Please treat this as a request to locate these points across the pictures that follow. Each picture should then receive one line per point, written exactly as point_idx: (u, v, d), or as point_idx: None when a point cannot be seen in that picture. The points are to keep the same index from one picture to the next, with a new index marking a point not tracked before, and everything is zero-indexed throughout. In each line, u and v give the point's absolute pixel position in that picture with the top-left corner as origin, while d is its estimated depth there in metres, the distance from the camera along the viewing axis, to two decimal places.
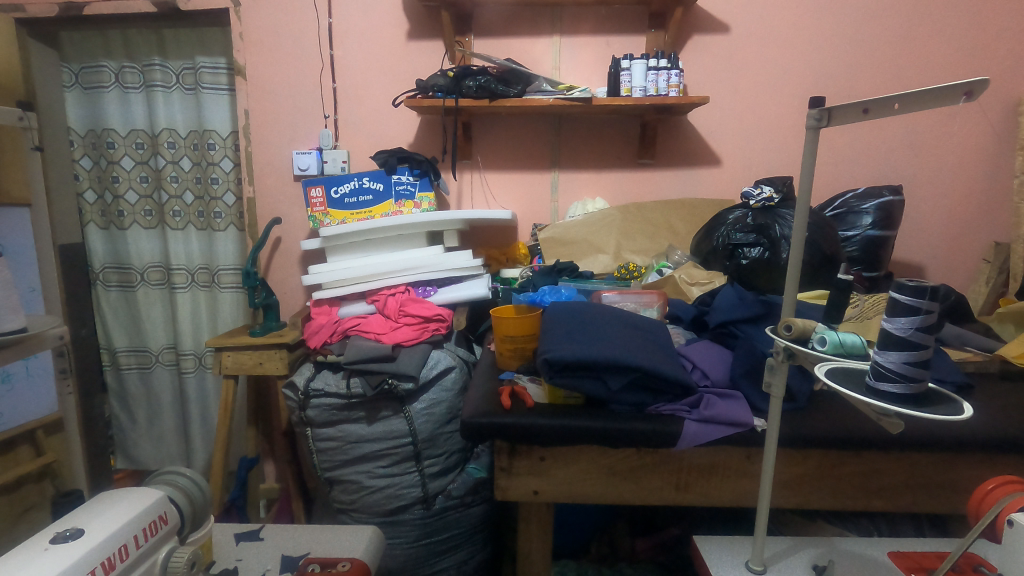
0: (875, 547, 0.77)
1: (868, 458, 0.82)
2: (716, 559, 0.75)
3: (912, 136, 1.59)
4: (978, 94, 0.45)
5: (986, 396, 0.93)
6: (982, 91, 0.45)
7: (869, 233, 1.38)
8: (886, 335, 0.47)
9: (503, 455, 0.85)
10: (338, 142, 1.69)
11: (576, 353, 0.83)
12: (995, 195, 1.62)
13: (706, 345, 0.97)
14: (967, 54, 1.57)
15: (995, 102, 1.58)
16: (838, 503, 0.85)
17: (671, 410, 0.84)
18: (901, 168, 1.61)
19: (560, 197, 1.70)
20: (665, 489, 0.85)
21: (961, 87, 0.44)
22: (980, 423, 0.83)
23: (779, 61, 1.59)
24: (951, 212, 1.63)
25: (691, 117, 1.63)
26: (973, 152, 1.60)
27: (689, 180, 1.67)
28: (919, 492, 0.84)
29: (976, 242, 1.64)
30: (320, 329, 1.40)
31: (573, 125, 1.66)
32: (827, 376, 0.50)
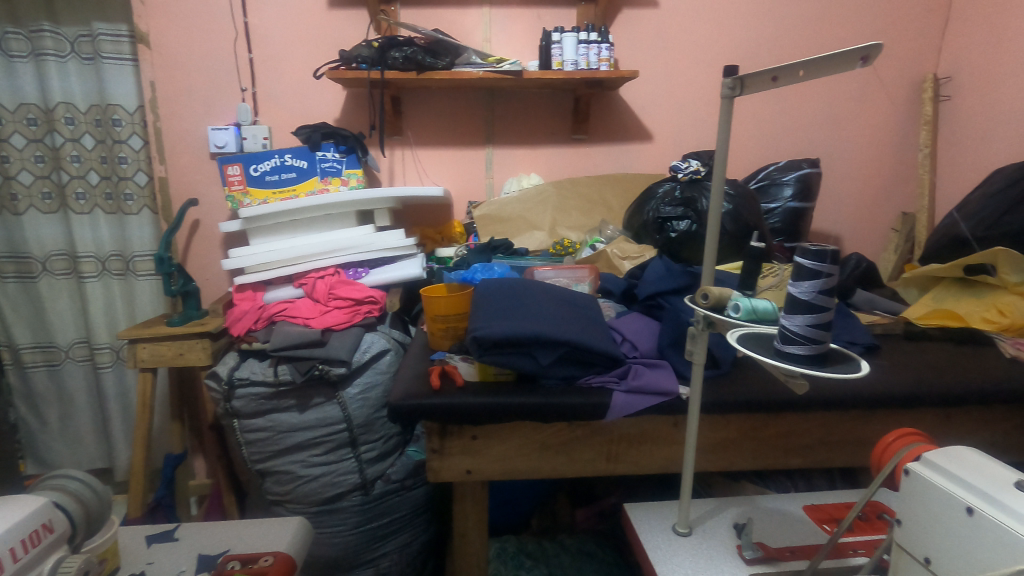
0: (792, 501, 0.82)
1: (785, 420, 0.86)
2: (646, 523, 0.78)
3: (828, 111, 1.66)
4: (874, 59, 0.45)
5: (891, 356, 0.99)
6: (877, 56, 0.45)
7: (789, 205, 1.44)
8: (792, 298, 0.48)
9: (434, 436, 0.84)
10: (258, 117, 1.59)
11: (505, 330, 0.82)
12: (902, 168, 1.72)
13: (634, 317, 0.98)
14: (879, 32, 1.64)
15: (903, 78, 1.67)
16: (760, 463, 0.89)
17: (600, 382, 0.85)
18: (818, 142, 1.68)
19: (495, 174, 1.68)
20: (596, 460, 0.86)
21: (858, 52, 0.44)
22: (884, 381, 0.88)
23: (705, 37, 1.62)
24: (864, 184, 1.72)
25: (624, 91, 1.63)
26: (882, 129, 1.69)
27: (622, 155, 1.68)
28: (832, 448, 0.89)
29: (886, 212, 1.75)
30: (243, 316, 1.34)
31: (506, 99, 1.63)
32: (740, 342, 0.51)
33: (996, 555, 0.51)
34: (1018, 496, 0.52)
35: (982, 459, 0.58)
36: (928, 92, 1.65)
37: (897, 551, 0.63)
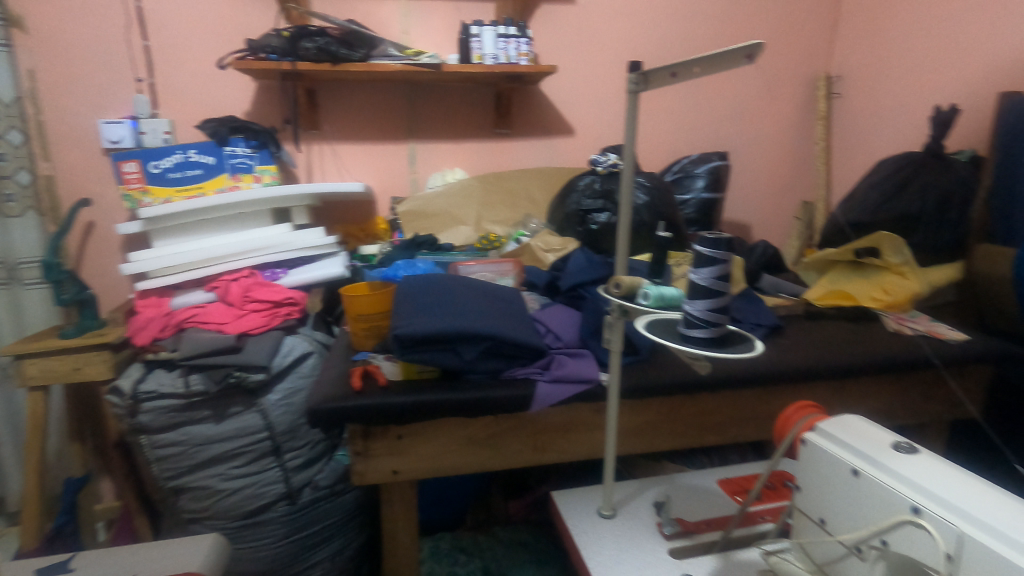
0: (708, 477, 0.86)
1: (700, 400, 0.91)
2: (572, 509, 0.80)
3: (735, 107, 1.76)
4: (758, 57, 0.48)
5: (793, 335, 1.07)
6: (760, 55, 0.47)
7: (702, 195, 1.51)
8: (693, 284, 0.50)
9: (357, 439, 0.81)
10: (157, 110, 1.48)
11: (426, 327, 0.81)
12: (801, 160, 1.85)
13: (558, 308, 1.00)
14: (778, 32, 1.75)
15: (800, 77, 1.79)
16: (679, 442, 0.93)
17: (524, 374, 0.86)
18: (727, 136, 1.78)
19: (418, 168, 1.65)
20: (523, 451, 0.87)
21: (742, 50, 0.47)
22: (787, 358, 0.95)
23: (620, 34, 1.66)
24: (769, 176, 1.84)
25: (545, 86, 1.65)
26: (783, 124, 1.82)
27: (545, 149, 1.71)
28: (743, 424, 0.94)
29: (788, 201, 1.88)
30: (148, 324, 1.22)
31: (427, 93, 1.60)
32: (647, 329, 0.53)
33: (878, 511, 0.56)
34: (895, 456, 0.57)
35: (866, 426, 0.64)
36: (821, 90, 1.78)
37: (797, 516, 0.68)
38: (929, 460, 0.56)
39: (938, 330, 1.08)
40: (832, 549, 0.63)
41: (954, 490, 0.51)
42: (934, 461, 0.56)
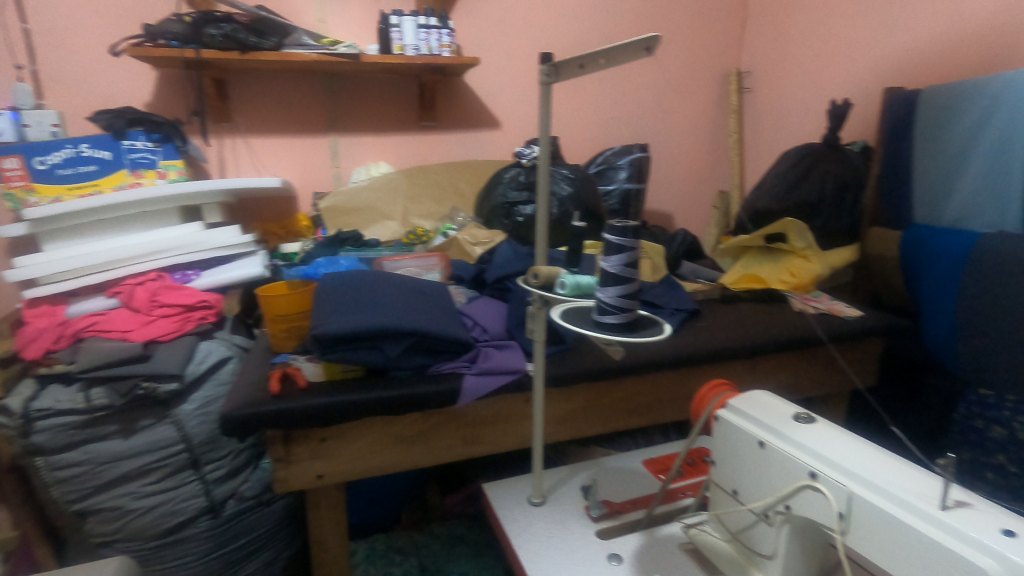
0: (634, 458, 0.90)
1: (624, 385, 0.94)
2: (503, 499, 0.80)
3: (654, 101, 1.82)
4: (656, 49, 0.49)
5: (710, 318, 1.13)
6: (658, 46, 0.49)
7: (625, 186, 1.55)
8: (604, 272, 0.51)
9: (278, 444, 0.78)
10: (41, 100, 1.34)
11: (347, 325, 0.78)
12: (716, 152, 1.94)
13: (485, 302, 1.00)
14: (693, 28, 1.82)
15: (713, 72, 1.87)
16: (606, 427, 0.95)
17: (451, 368, 0.85)
18: (648, 129, 1.84)
19: (341, 162, 1.60)
20: (453, 445, 0.87)
21: (641, 43, 0.48)
22: (704, 341, 0.99)
23: (541, 27, 1.67)
24: (687, 167, 1.92)
25: (468, 78, 1.64)
26: (699, 117, 1.89)
27: (470, 142, 1.69)
28: (666, 405, 0.98)
29: (706, 191, 1.97)
30: (38, 336, 1.11)
31: (347, 84, 1.55)
32: (562, 318, 0.54)
33: (781, 479, 0.60)
34: (795, 427, 0.62)
35: (771, 400, 0.68)
36: (733, 85, 1.87)
37: (713, 489, 0.71)
38: (825, 427, 0.61)
39: (837, 308, 1.17)
40: (744, 518, 0.66)
41: (845, 453, 0.56)
42: (828, 429, 0.60)
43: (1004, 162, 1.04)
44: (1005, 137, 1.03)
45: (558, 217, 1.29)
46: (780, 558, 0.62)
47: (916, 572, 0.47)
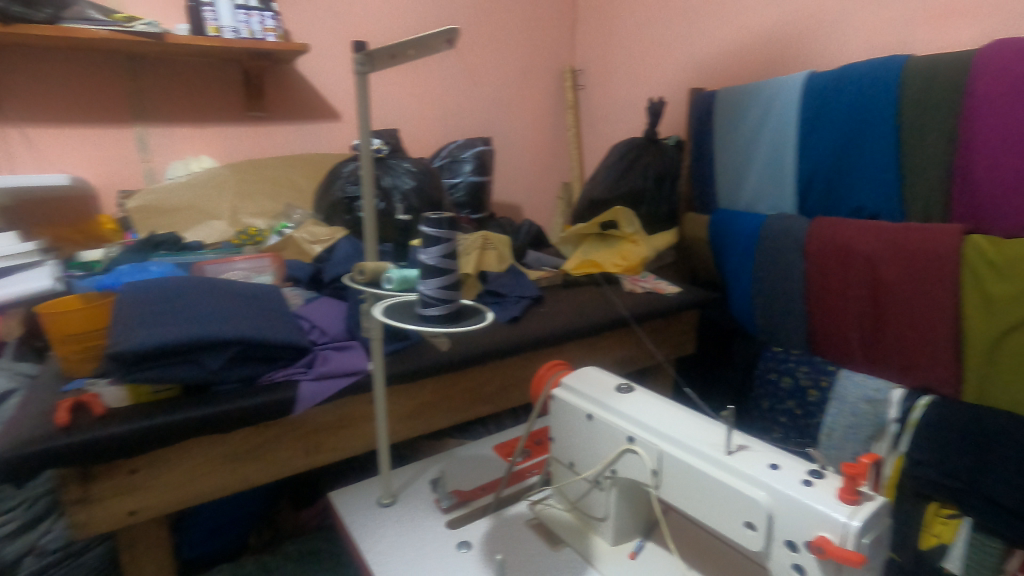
0: (485, 445, 0.92)
1: (472, 375, 0.95)
2: (352, 505, 0.77)
3: (497, 95, 1.86)
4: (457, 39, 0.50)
5: (552, 303, 1.19)
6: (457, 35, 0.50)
7: (471, 179, 1.57)
8: (423, 265, 0.52)
9: (73, 485, 0.67)
10: None
11: (154, 339, 0.69)
12: (557, 145, 2.04)
13: (323, 302, 0.95)
14: (530, 25, 1.88)
15: (550, 69, 1.96)
16: (458, 418, 0.97)
17: (285, 375, 0.80)
18: (492, 123, 1.87)
19: (152, 156, 1.41)
20: (294, 456, 0.82)
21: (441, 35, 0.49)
22: (546, 325, 1.04)
23: (377, 16, 1.62)
24: (531, 160, 1.99)
25: (301, 65, 1.54)
26: (539, 111, 1.97)
27: (307, 134, 1.59)
28: (514, 390, 1.02)
29: (550, 183, 2.06)
30: None
31: (154, 68, 1.37)
32: (385, 315, 0.53)
33: (607, 446, 0.66)
34: (617, 397, 0.67)
35: (599, 374, 0.73)
36: (568, 82, 1.97)
37: (554, 464, 0.76)
38: (640, 395, 0.67)
39: (660, 286, 1.31)
40: (580, 487, 0.71)
41: (656, 416, 0.62)
42: (644, 396, 0.67)
43: (781, 154, 1.22)
44: (782, 133, 1.21)
45: (387, 211, 1.25)
46: (611, 518, 0.67)
47: (711, 511, 0.54)
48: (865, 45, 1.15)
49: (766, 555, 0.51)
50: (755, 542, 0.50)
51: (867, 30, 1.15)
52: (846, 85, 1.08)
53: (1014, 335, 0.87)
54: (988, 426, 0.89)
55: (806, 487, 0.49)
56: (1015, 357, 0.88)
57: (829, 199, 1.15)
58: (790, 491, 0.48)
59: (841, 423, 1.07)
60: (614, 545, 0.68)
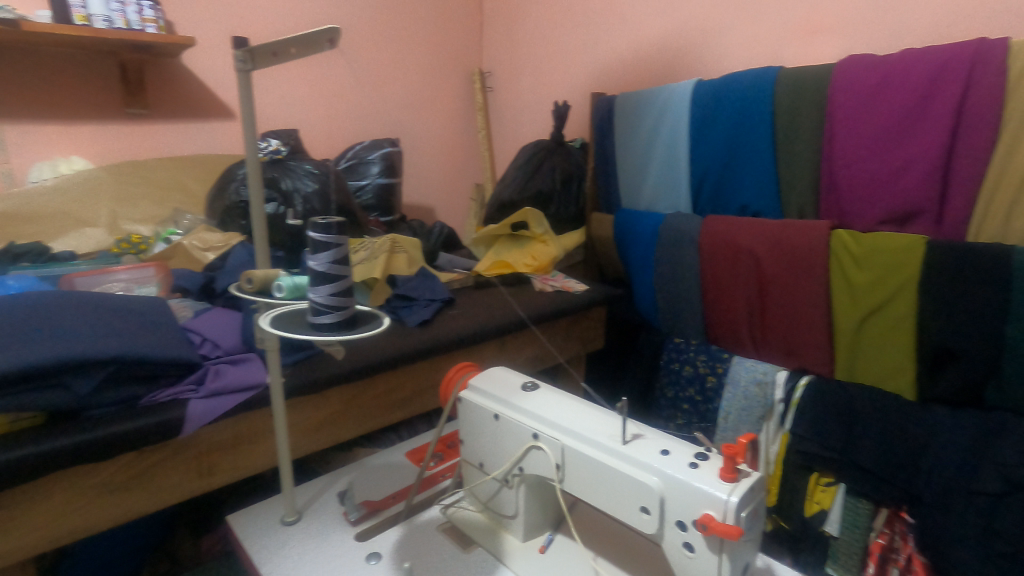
0: (396, 452, 0.90)
1: (381, 381, 0.93)
2: (253, 526, 0.73)
3: (405, 95, 1.83)
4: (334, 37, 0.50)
5: (463, 305, 1.19)
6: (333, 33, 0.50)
7: (378, 181, 1.53)
8: (313, 271, 0.50)
9: None
10: None
11: (9, 363, 0.61)
12: (468, 146, 2.04)
13: (216, 313, 0.89)
14: (436, 26, 1.86)
15: (458, 70, 1.95)
16: (367, 426, 0.94)
17: (171, 395, 0.74)
18: (401, 123, 1.84)
19: (11, 156, 1.26)
20: (186, 480, 0.76)
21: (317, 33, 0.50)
22: (457, 327, 1.04)
23: (273, 10, 1.54)
24: (443, 161, 1.98)
25: (187, 59, 1.43)
26: (449, 113, 1.96)
27: (198, 134, 1.49)
28: (426, 394, 1.01)
29: (462, 184, 2.05)
30: None
31: (9, 58, 1.22)
32: (274, 326, 0.51)
33: (514, 444, 0.67)
34: (522, 395, 0.68)
35: (505, 374, 0.74)
36: (477, 83, 1.97)
37: (465, 466, 0.76)
38: (544, 391, 0.69)
39: (569, 285, 1.34)
40: (490, 486, 0.72)
41: (559, 411, 0.63)
42: (548, 392, 0.68)
43: (675, 157, 1.30)
44: (676, 137, 1.28)
45: (274, 212, 1.17)
46: (521, 515, 0.68)
47: (610, 499, 0.56)
48: (745, 56, 1.25)
49: (659, 536, 0.54)
50: (649, 525, 0.53)
51: (746, 42, 1.24)
52: (729, 92, 1.16)
53: (873, 318, 0.99)
54: (855, 400, 1.00)
55: (692, 469, 0.52)
56: (875, 338, 0.99)
57: (719, 198, 1.24)
58: (678, 475, 0.52)
59: (735, 406, 1.16)
60: (524, 542, 0.69)
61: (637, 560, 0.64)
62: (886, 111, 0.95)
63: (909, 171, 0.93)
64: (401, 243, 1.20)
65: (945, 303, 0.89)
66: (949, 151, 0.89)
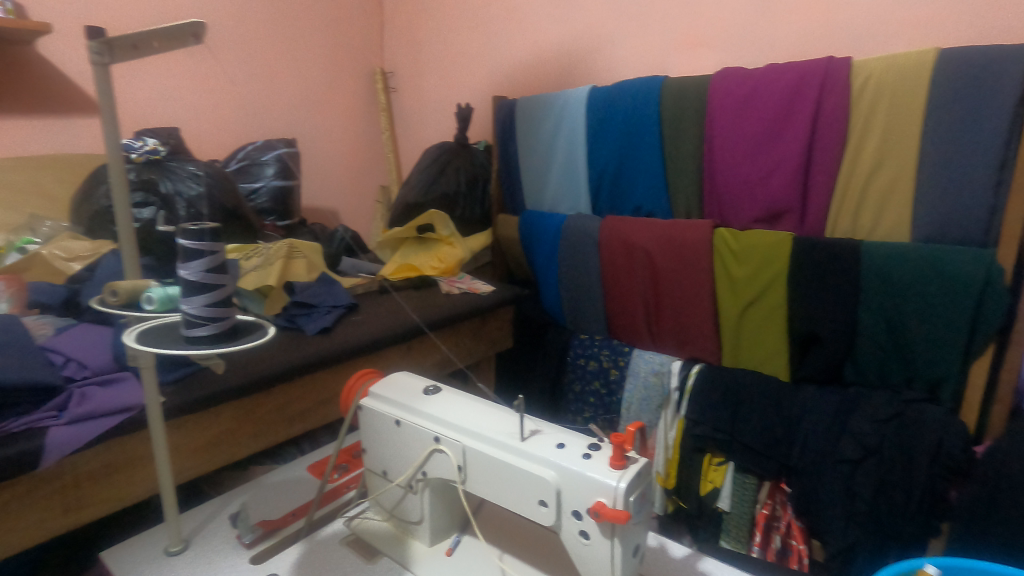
0: (297, 467, 0.86)
1: (277, 393, 0.89)
2: (132, 561, 0.67)
3: (301, 93, 1.74)
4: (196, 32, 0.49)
5: (367, 310, 1.16)
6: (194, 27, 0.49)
7: (273, 183, 1.46)
8: (185, 282, 0.49)
9: None
10: None
11: None
12: (372, 148, 1.98)
13: (82, 329, 0.81)
14: (334, 23, 1.79)
15: (358, 69, 1.90)
16: (264, 442, 0.89)
17: (26, 424, 0.66)
18: (298, 123, 1.75)
19: None
20: (49, 517, 0.68)
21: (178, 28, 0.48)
22: (360, 333, 1.01)
23: None
24: (345, 163, 1.91)
25: (43, 47, 1.28)
26: (351, 113, 1.90)
27: (59, 131, 1.33)
28: (328, 404, 0.97)
29: (367, 186, 1.99)
30: None
31: None
32: (142, 343, 0.48)
33: (416, 449, 0.66)
34: (423, 399, 0.68)
35: (407, 379, 0.73)
36: (379, 83, 1.93)
37: (368, 475, 0.74)
38: (446, 394, 0.68)
39: (476, 286, 1.35)
40: (395, 493, 0.71)
41: (460, 413, 0.64)
42: (449, 394, 0.68)
43: (574, 160, 1.34)
44: (574, 140, 1.33)
45: (140, 224, 1.08)
46: (426, 520, 0.68)
47: (510, 496, 0.58)
48: (635, 65, 1.32)
49: (557, 527, 0.56)
50: (547, 517, 0.55)
51: (636, 52, 1.31)
52: (621, 99, 1.22)
53: (751, 308, 1.08)
54: (739, 384, 1.08)
55: (585, 460, 0.54)
56: (753, 326, 1.09)
57: (615, 200, 1.30)
58: (572, 466, 0.54)
59: (636, 396, 1.23)
60: (431, 546, 0.69)
61: (541, 552, 0.66)
62: (755, 119, 1.04)
63: (776, 174, 1.03)
64: (300, 247, 1.12)
65: (809, 292, 0.99)
66: (807, 156, 1.00)
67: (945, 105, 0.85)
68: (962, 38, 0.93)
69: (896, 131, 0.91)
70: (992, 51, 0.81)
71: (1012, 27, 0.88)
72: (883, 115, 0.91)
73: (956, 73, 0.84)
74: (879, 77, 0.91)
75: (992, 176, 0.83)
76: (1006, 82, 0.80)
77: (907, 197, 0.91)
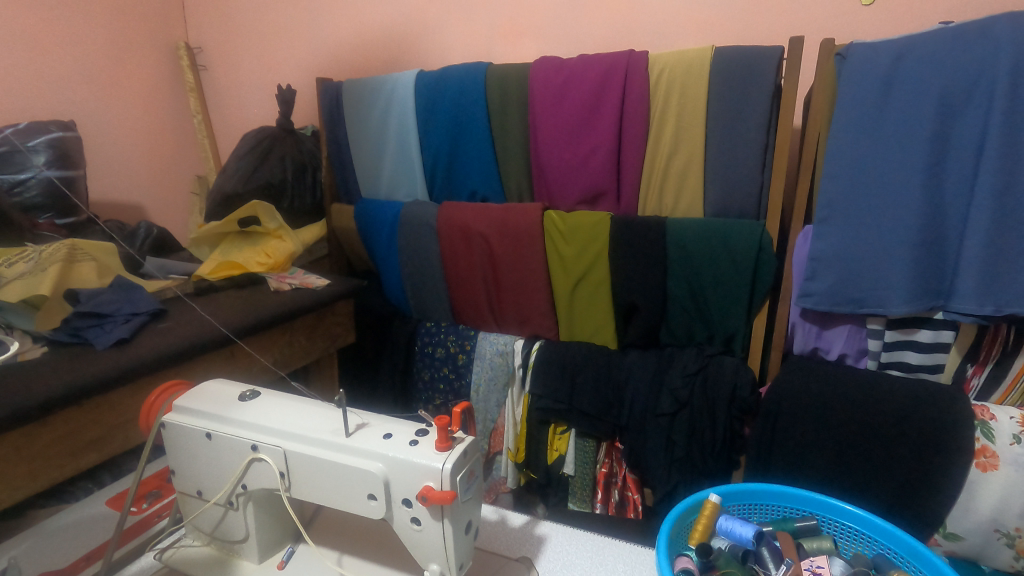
0: (93, 503, 0.74)
1: (56, 423, 0.75)
2: None
3: (84, 69, 1.47)
4: None
5: (176, 315, 1.03)
6: None
7: (46, 174, 1.22)
8: None
9: None
10: None
11: None
12: (182, 133, 1.76)
13: None
14: None
15: (156, 43, 1.66)
16: (44, 483, 0.75)
17: None
18: (83, 104, 1.48)
19: None
20: None
21: None
22: (165, 342, 0.89)
23: None
24: (150, 150, 1.67)
25: None
26: (152, 93, 1.66)
27: None
28: (129, 427, 0.85)
29: (179, 177, 1.76)
30: None
31: None
32: None
33: (232, 461, 0.60)
34: (238, 407, 0.62)
35: (220, 387, 0.66)
36: (184, 59, 1.70)
37: (181, 499, 0.66)
38: (265, 398, 0.63)
39: (309, 280, 1.26)
40: (213, 514, 0.64)
41: (278, 417, 0.59)
42: (269, 398, 0.63)
43: (407, 145, 1.31)
44: (405, 126, 1.30)
45: None
46: (252, 537, 0.63)
47: (338, 495, 0.55)
48: (462, 51, 1.32)
49: (388, 518, 0.55)
50: (377, 510, 0.54)
51: (461, 39, 1.32)
52: (448, 84, 1.22)
53: (580, 285, 1.15)
54: (573, 356, 1.16)
55: (411, 446, 0.53)
56: (583, 301, 1.16)
57: (450, 185, 1.30)
58: (399, 455, 0.53)
59: (483, 378, 1.25)
60: (260, 563, 0.64)
61: (380, 547, 0.65)
62: (573, 105, 1.10)
63: (594, 157, 1.10)
64: (83, 249, 0.99)
65: (626, 266, 1.08)
66: (618, 141, 1.08)
67: (723, 98, 0.98)
68: (731, 40, 1.08)
69: (687, 120, 1.02)
70: (752, 51, 0.95)
71: (766, 32, 1.04)
72: (676, 105, 1.02)
73: (730, 70, 0.96)
74: (673, 69, 1.01)
75: (759, 159, 0.98)
76: (765, 79, 0.94)
77: (699, 179, 1.04)
